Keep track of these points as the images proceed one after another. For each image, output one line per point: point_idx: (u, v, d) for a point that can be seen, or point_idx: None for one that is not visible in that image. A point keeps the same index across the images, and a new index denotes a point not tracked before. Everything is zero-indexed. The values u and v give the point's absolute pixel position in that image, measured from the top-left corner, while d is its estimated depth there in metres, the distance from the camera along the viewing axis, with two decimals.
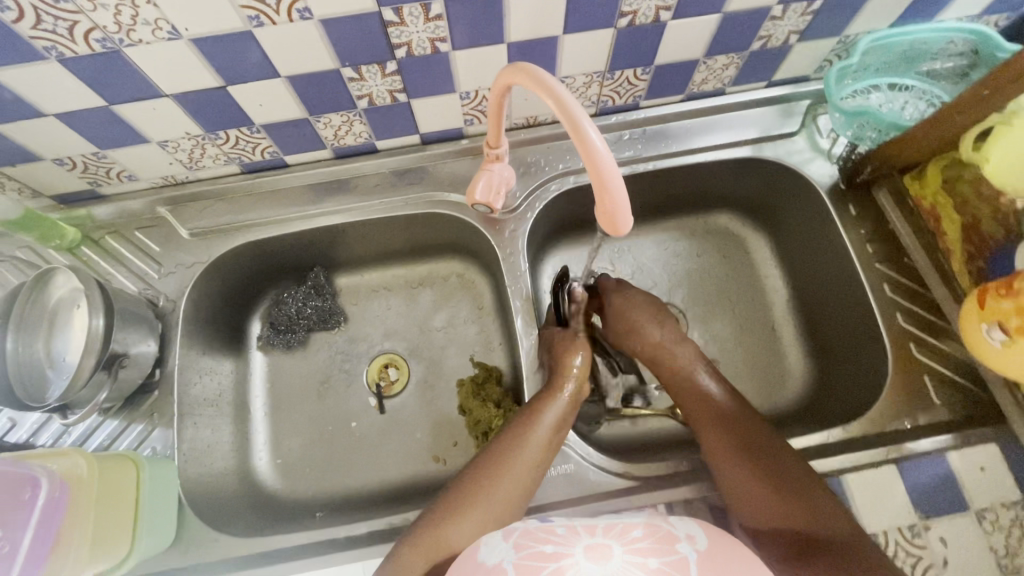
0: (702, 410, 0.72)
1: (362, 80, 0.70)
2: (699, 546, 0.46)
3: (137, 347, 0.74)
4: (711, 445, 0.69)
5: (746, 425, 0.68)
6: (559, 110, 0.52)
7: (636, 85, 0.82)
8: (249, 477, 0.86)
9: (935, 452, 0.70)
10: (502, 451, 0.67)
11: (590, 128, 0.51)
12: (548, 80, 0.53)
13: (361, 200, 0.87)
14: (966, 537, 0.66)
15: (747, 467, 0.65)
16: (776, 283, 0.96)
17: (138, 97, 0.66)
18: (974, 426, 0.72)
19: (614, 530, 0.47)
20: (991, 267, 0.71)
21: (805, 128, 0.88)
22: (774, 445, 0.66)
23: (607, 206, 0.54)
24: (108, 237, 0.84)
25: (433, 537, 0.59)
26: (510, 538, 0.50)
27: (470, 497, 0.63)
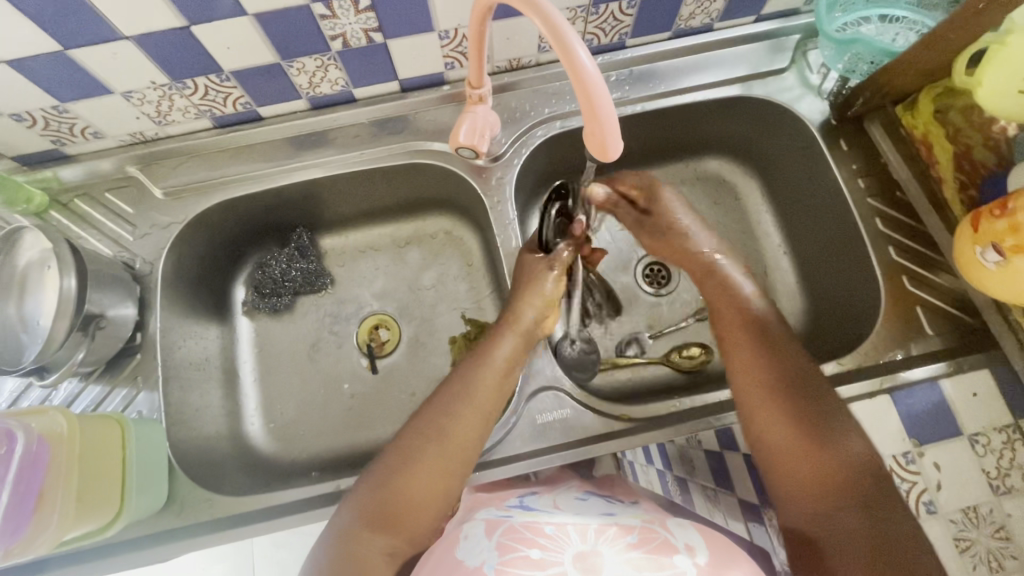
0: (743, 331, 0.69)
1: (335, 17, 0.66)
2: (698, 557, 0.47)
3: (115, 309, 0.72)
4: (745, 367, 0.66)
5: (789, 351, 0.66)
6: (547, 28, 0.49)
7: (622, 21, 0.79)
8: (241, 441, 0.85)
9: (928, 381, 0.71)
10: (456, 391, 0.66)
11: (578, 46, 0.48)
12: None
13: (342, 153, 0.84)
14: (959, 461, 0.66)
15: (782, 396, 0.62)
16: (768, 227, 0.95)
17: (95, 39, 0.62)
18: (966, 354, 0.72)
19: (607, 538, 0.49)
20: (982, 194, 0.71)
21: (795, 64, 0.86)
22: (811, 374, 0.64)
23: (596, 130, 0.52)
24: (78, 200, 0.80)
25: (383, 485, 0.60)
26: (493, 535, 0.51)
27: (425, 441, 0.62)
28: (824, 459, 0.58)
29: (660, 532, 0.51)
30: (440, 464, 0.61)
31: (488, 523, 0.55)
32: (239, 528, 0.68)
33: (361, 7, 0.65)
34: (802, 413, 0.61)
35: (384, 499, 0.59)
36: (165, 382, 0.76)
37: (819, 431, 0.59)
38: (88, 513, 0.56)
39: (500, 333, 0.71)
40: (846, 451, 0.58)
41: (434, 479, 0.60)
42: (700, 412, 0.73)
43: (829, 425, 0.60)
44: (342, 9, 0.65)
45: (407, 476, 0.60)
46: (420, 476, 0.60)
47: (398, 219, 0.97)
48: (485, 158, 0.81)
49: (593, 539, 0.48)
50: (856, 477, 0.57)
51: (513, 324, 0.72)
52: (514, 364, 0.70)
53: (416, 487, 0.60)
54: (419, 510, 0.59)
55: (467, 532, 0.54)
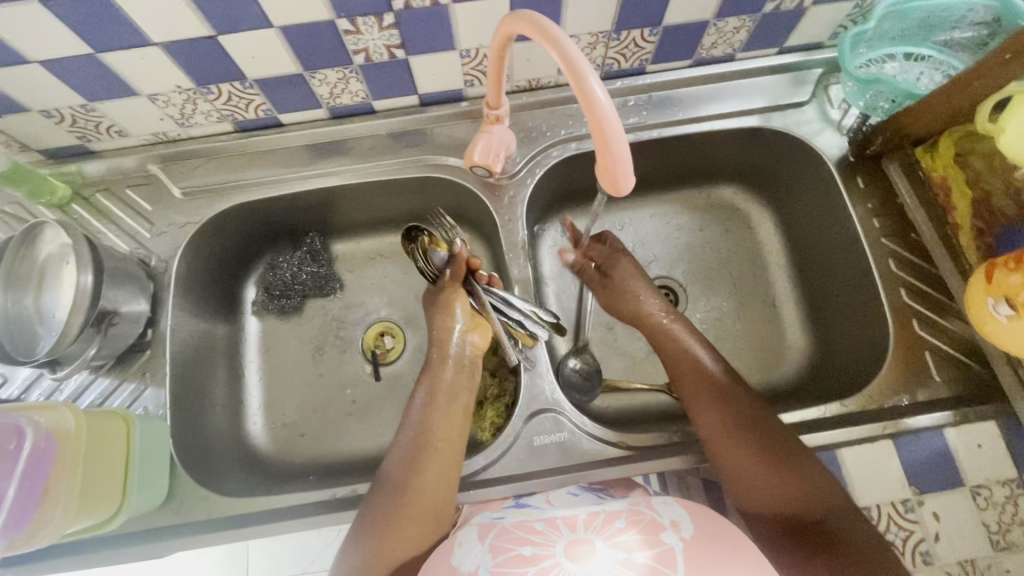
0: (698, 378, 0.71)
1: (359, 33, 0.67)
2: (684, 535, 0.48)
3: (128, 305, 0.73)
4: (708, 415, 0.68)
5: (737, 395, 0.68)
6: (563, 61, 0.49)
7: (643, 47, 0.79)
8: (243, 440, 0.86)
9: (933, 428, 0.70)
10: (415, 438, 0.66)
11: (594, 80, 0.48)
12: (553, 29, 0.50)
13: (359, 163, 0.85)
14: (960, 513, 0.65)
15: (750, 438, 0.65)
16: (779, 258, 0.95)
17: (126, 44, 0.63)
18: (974, 403, 0.71)
19: (595, 523, 0.48)
20: (998, 244, 0.70)
21: (816, 98, 0.86)
22: (765, 413, 0.67)
23: (609, 165, 0.52)
24: (99, 194, 0.82)
25: (365, 540, 0.60)
26: (486, 540, 0.51)
27: (394, 490, 0.63)
28: (803, 492, 0.60)
29: (647, 512, 0.51)
30: (420, 506, 0.62)
31: (482, 527, 0.55)
32: (235, 529, 0.69)
33: (385, 24, 0.66)
34: (770, 453, 0.63)
35: (374, 550, 0.59)
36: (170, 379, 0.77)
37: (791, 466, 0.62)
38: (89, 507, 0.58)
39: (440, 368, 0.72)
40: (818, 480, 0.61)
41: (412, 521, 0.61)
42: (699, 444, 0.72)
43: (798, 459, 0.63)
44: (366, 25, 0.66)
45: (388, 526, 0.60)
46: (401, 520, 0.61)
47: (410, 229, 0.98)
48: (498, 176, 0.82)
49: (581, 527, 0.48)
50: (830, 503, 0.60)
51: (444, 359, 0.72)
52: (460, 395, 0.70)
53: (403, 531, 0.60)
54: (409, 551, 0.60)
55: (460, 539, 0.54)
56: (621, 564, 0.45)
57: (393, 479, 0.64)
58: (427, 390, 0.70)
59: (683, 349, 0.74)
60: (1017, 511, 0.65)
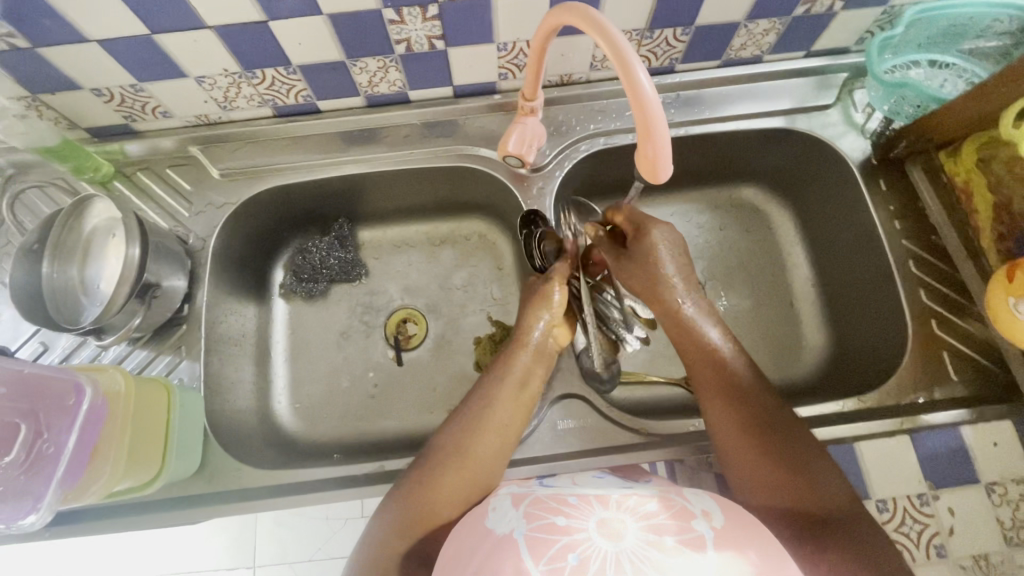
0: (713, 375, 0.70)
1: (403, 23, 0.69)
2: (715, 524, 0.48)
3: (169, 280, 0.75)
4: (721, 413, 0.67)
5: (753, 395, 0.67)
6: (611, 52, 0.51)
7: (674, 46, 0.81)
8: (269, 417, 0.88)
9: (949, 426, 0.71)
10: (477, 404, 0.70)
11: (640, 71, 0.50)
12: (600, 19, 0.52)
13: (392, 151, 0.87)
14: (975, 509, 0.67)
15: (761, 438, 0.64)
16: (798, 259, 0.96)
17: (181, 27, 0.66)
18: (990, 403, 0.72)
19: (627, 504, 0.50)
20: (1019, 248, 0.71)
21: (840, 102, 0.88)
22: (780, 414, 0.66)
23: (649, 152, 0.54)
24: (140, 173, 0.85)
25: (410, 493, 0.64)
26: (520, 507, 0.53)
27: (445, 451, 0.66)
28: (809, 494, 0.60)
29: (678, 500, 0.52)
30: (465, 468, 0.65)
31: (514, 497, 0.57)
32: (264, 500, 0.71)
33: (428, 15, 0.69)
34: (780, 453, 0.63)
35: (416, 503, 0.62)
36: (204, 353, 0.79)
37: (800, 468, 0.62)
38: (131, 470, 0.59)
39: (516, 349, 0.74)
40: (826, 484, 0.61)
41: (456, 480, 0.64)
42: None
43: (808, 463, 0.62)
44: (410, 16, 0.69)
45: (433, 482, 0.64)
46: (445, 479, 0.64)
47: (436, 218, 1.00)
48: (528, 167, 0.84)
49: (615, 506, 0.50)
50: (836, 507, 0.59)
51: (522, 343, 0.74)
52: (530, 377, 0.73)
53: (444, 488, 0.63)
54: (447, 508, 0.62)
55: (494, 505, 0.56)
56: (648, 543, 0.45)
57: (448, 441, 0.67)
58: (499, 368, 0.73)
59: (700, 344, 0.72)
60: None
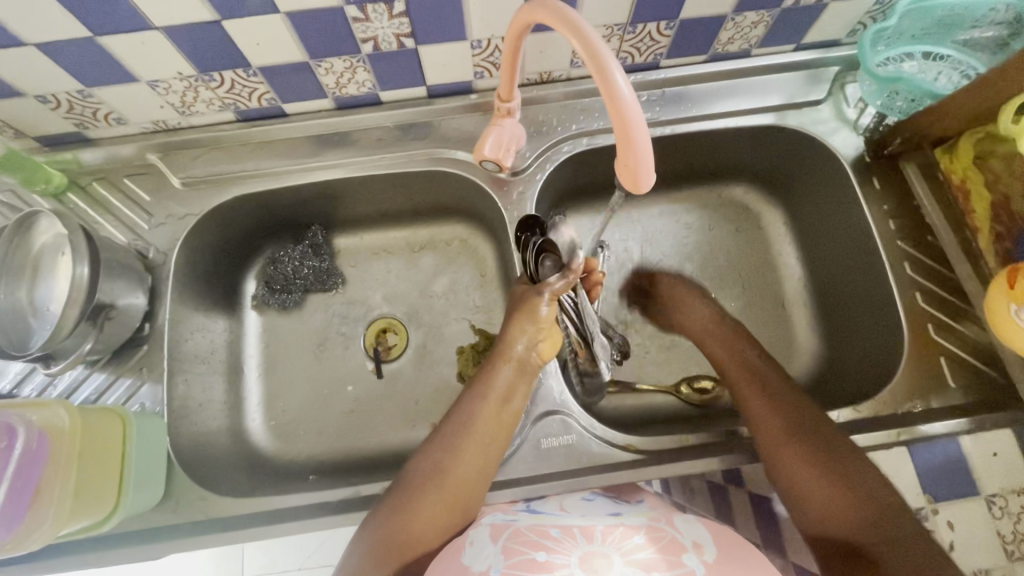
0: (756, 383, 0.70)
1: (368, 20, 0.65)
2: (706, 557, 0.46)
3: (125, 299, 0.71)
4: (765, 417, 0.66)
5: (798, 404, 0.66)
6: (586, 52, 0.47)
7: (658, 41, 0.77)
8: (241, 437, 0.84)
9: (947, 435, 0.68)
10: (456, 423, 0.66)
11: (617, 72, 0.46)
12: (575, 20, 0.48)
13: (365, 155, 0.83)
14: (975, 523, 0.64)
15: (808, 444, 0.62)
16: (790, 259, 0.93)
17: (126, 28, 0.61)
18: (989, 411, 0.70)
19: (614, 538, 0.48)
20: (1018, 249, 0.68)
21: (832, 96, 0.84)
22: (828, 424, 0.64)
23: (630, 160, 0.50)
24: (95, 183, 0.80)
25: (388, 517, 0.60)
26: (499, 540, 0.51)
27: (426, 473, 0.62)
28: (858, 503, 0.57)
29: (668, 531, 0.50)
30: (447, 490, 0.61)
31: (494, 527, 0.55)
32: (234, 530, 0.67)
33: (395, 12, 0.64)
34: (828, 460, 0.61)
35: (396, 528, 0.59)
36: (167, 374, 0.75)
37: (848, 477, 0.59)
38: (83, 507, 0.56)
39: (498, 363, 0.69)
40: (874, 496, 0.58)
41: (437, 503, 0.61)
42: (710, 448, 0.71)
43: (856, 473, 0.60)
44: (375, 13, 0.64)
45: (412, 506, 0.60)
46: (426, 502, 0.60)
47: (414, 223, 0.96)
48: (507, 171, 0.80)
49: (601, 540, 0.48)
50: (886, 520, 0.56)
51: (505, 357, 0.70)
52: (512, 393, 0.69)
53: (427, 511, 0.60)
54: (429, 532, 0.59)
55: (472, 538, 0.53)
56: None
57: (429, 461, 0.63)
58: (482, 383, 0.69)
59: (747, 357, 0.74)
60: None
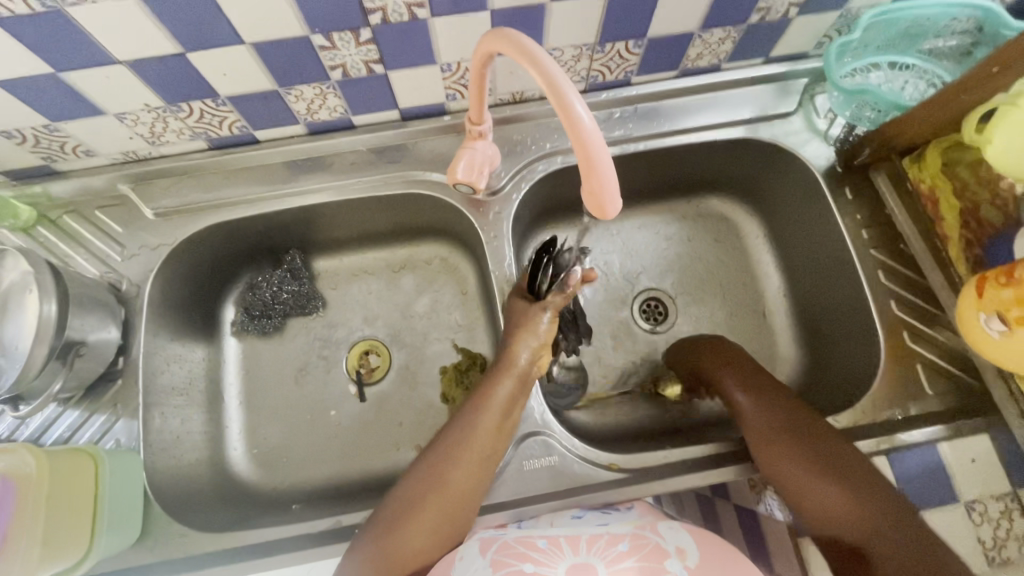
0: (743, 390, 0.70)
1: (335, 48, 0.65)
2: (689, 563, 0.47)
3: (96, 334, 0.70)
4: (755, 426, 0.67)
5: (785, 406, 0.67)
6: (546, 82, 0.48)
7: (628, 59, 0.77)
8: (222, 468, 0.83)
9: (926, 443, 0.69)
10: (453, 438, 0.64)
11: (576, 101, 0.47)
12: (531, 49, 0.49)
13: (340, 180, 0.83)
14: (956, 529, 0.65)
15: (801, 448, 0.63)
16: (769, 268, 0.94)
17: (89, 64, 0.61)
18: (967, 417, 0.70)
19: (598, 549, 0.49)
20: (988, 255, 0.69)
21: (802, 108, 0.85)
22: (817, 424, 0.64)
23: (595, 185, 0.51)
24: (66, 216, 0.79)
25: (381, 536, 0.59)
26: (487, 553, 0.51)
27: (418, 491, 0.61)
28: (857, 502, 0.58)
29: (651, 538, 0.51)
30: (440, 507, 0.61)
31: (482, 541, 0.54)
32: (212, 567, 0.66)
33: (362, 39, 0.64)
34: (823, 462, 0.61)
35: (389, 547, 0.58)
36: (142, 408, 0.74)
37: (844, 476, 0.60)
38: (52, 552, 0.54)
39: (499, 379, 0.67)
40: (873, 493, 0.58)
41: (429, 521, 0.60)
42: (693, 465, 0.71)
43: (851, 471, 0.60)
44: (342, 41, 0.64)
45: (404, 524, 0.59)
46: (418, 520, 0.60)
47: (394, 244, 0.96)
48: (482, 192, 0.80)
49: (585, 551, 0.49)
50: (886, 513, 0.57)
51: (508, 370, 0.67)
52: (512, 406, 0.67)
53: (421, 527, 0.59)
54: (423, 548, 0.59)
55: (460, 553, 0.53)
56: None
57: (422, 476, 0.62)
58: (481, 396, 0.66)
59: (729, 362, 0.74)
60: (1012, 526, 0.64)
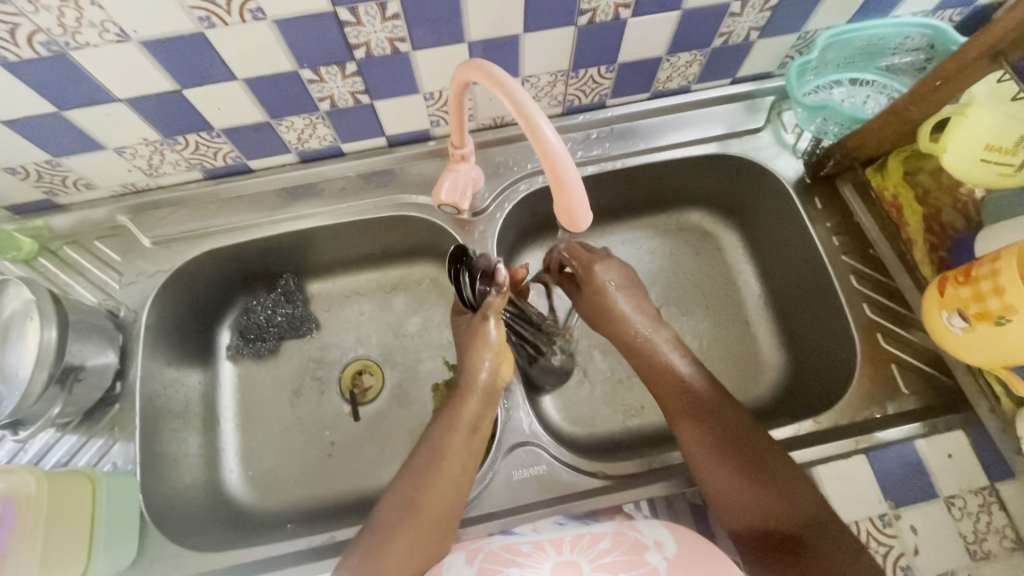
0: (682, 396, 0.71)
1: (323, 81, 0.69)
2: (669, 554, 0.49)
3: (95, 359, 0.72)
4: (691, 432, 0.68)
5: (721, 414, 0.68)
6: (514, 107, 0.51)
7: (601, 83, 0.82)
8: (218, 490, 0.84)
9: (903, 440, 0.71)
10: (425, 459, 0.67)
11: (544, 125, 0.50)
12: (501, 77, 0.52)
13: (331, 205, 0.86)
14: (937, 524, 0.66)
15: (734, 455, 0.64)
16: (749, 277, 0.97)
17: (90, 102, 0.64)
18: (942, 413, 0.72)
19: (581, 545, 0.50)
20: (952, 256, 0.74)
21: (770, 124, 0.89)
22: (752, 431, 0.66)
23: (566, 203, 0.54)
24: (66, 247, 0.82)
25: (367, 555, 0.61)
26: (474, 563, 0.52)
27: (400, 507, 0.64)
28: (782, 507, 0.60)
29: (631, 533, 0.52)
30: (422, 521, 0.62)
31: (468, 551, 0.55)
32: None
33: (348, 72, 0.68)
34: (755, 468, 0.63)
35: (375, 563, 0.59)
36: (139, 431, 0.75)
37: (773, 482, 0.62)
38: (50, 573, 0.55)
39: (464, 396, 0.71)
40: (799, 497, 0.61)
41: (414, 534, 0.61)
42: (680, 469, 0.73)
43: (780, 477, 0.62)
44: (329, 74, 0.68)
45: (387, 539, 0.61)
46: (401, 535, 0.61)
47: (385, 265, 0.99)
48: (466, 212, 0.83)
49: (569, 549, 0.50)
50: (810, 517, 0.59)
51: (472, 389, 0.71)
52: (480, 423, 0.70)
53: (403, 542, 0.61)
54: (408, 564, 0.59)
55: (446, 564, 0.54)
56: None
57: (401, 495, 0.65)
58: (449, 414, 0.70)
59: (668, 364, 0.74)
60: (992, 519, 0.66)
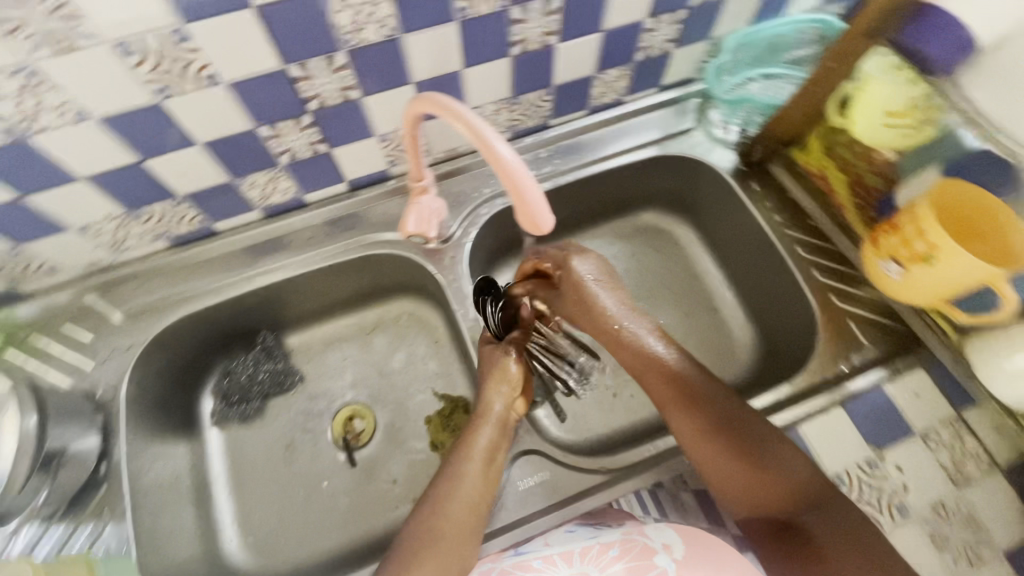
0: (673, 387, 0.70)
1: (281, 135, 0.72)
2: (676, 556, 0.56)
3: (77, 442, 0.70)
4: (689, 424, 0.68)
5: (715, 402, 0.68)
6: (469, 130, 0.56)
7: (542, 106, 0.88)
8: (218, 563, 0.81)
9: (873, 388, 0.76)
10: (442, 488, 0.67)
11: (498, 141, 0.55)
12: (454, 106, 0.58)
13: (301, 253, 0.88)
14: (920, 460, 0.70)
15: (732, 440, 0.65)
16: (708, 265, 1.03)
17: (50, 184, 0.65)
18: (902, 357, 0.78)
19: (590, 556, 0.57)
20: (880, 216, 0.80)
21: (701, 123, 0.97)
22: (746, 414, 0.67)
23: (526, 208, 0.58)
24: (34, 335, 0.80)
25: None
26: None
27: (422, 538, 0.63)
28: (782, 486, 0.62)
29: (639, 538, 0.58)
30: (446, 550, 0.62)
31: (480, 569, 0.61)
32: None
33: (304, 124, 0.72)
34: (750, 452, 0.64)
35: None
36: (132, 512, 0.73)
37: (771, 463, 0.63)
38: None
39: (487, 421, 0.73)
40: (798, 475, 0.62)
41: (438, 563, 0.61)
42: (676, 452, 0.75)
43: (777, 458, 0.63)
44: (287, 128, 0.71)
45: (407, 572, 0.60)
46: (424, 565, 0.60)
47: (361, 309, 1.00)
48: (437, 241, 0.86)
49: (579, 561, 0.57)
50: (809, 493, 0.61)
51: (485, 417, 0.74)
52: (496, 450, 0.72)
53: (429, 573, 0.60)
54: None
55: None
56: None
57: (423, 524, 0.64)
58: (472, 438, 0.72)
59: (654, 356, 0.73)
60: (965, 447, 0.71)
